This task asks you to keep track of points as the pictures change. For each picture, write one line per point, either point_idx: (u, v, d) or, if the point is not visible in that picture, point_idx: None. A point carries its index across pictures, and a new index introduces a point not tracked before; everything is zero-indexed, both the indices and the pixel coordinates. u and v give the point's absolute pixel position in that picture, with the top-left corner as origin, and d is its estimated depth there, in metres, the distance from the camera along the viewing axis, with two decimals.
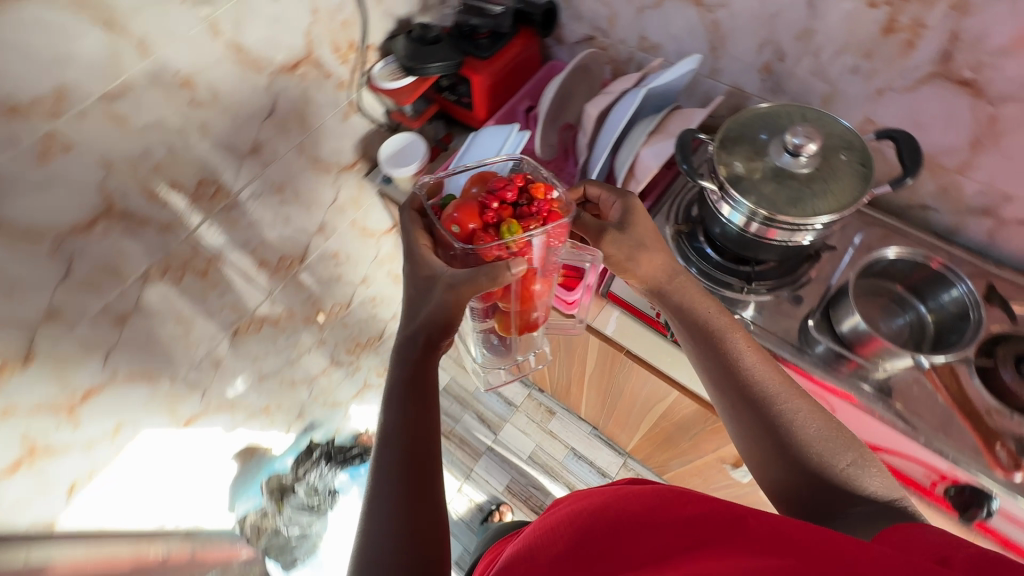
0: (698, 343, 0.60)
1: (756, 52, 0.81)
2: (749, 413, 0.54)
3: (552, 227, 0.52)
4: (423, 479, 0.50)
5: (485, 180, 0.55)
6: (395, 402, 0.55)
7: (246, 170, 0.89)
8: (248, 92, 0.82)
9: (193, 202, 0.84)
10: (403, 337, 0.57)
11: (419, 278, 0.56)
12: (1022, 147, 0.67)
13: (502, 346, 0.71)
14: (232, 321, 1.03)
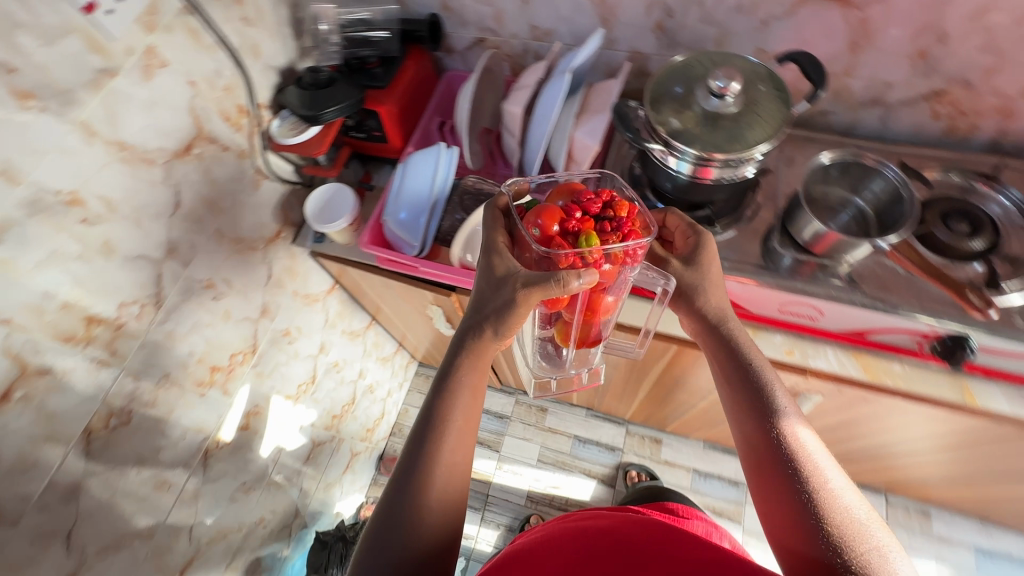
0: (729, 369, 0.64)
1: (646, 15, 0.85)
2: (768, 450, 0.57)
3: (628, 243, 0.56)
4: (453, 459, 0.59)
5: (573, 193, 0.60)
6: (446, 389, 0.63)
7: (168, 275, 0.79)
8: (146, 191, 0.72)
9: (118, 329, 0.73)
10: (466, 327, 0.65)
11: (493, 274, 0.63)
12: (890, 39, 0.77)
13: (553, 349, 0.78)
14: (198, 443, 0.91)
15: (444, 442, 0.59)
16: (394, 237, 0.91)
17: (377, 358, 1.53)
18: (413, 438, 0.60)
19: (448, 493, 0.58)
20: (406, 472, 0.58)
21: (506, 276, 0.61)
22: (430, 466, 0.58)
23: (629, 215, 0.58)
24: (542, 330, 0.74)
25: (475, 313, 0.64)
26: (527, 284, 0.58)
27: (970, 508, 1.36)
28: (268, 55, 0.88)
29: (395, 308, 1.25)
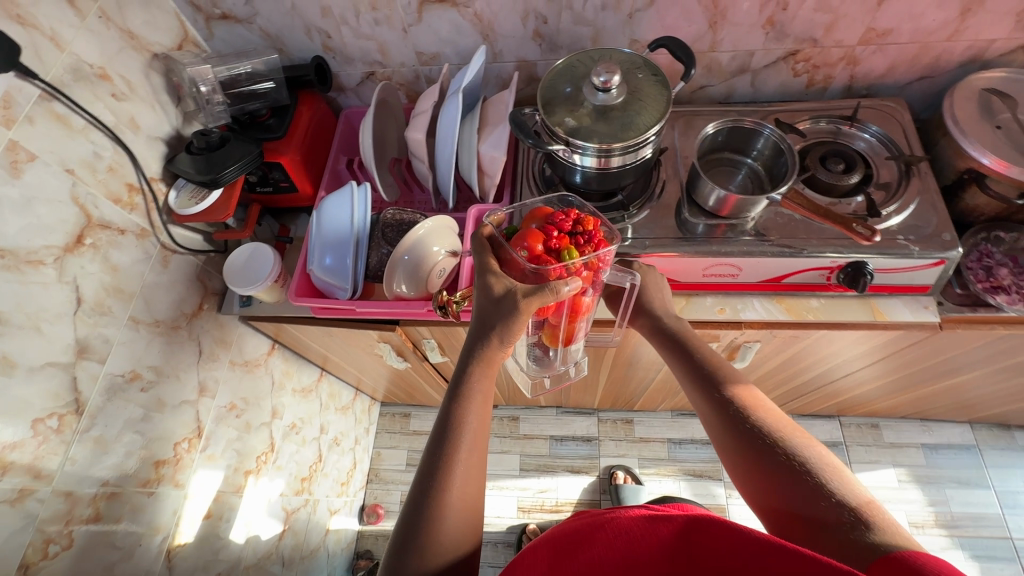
0: (685, 362, 0.69)
1: (523, 25, 0.88)
2: (719, 415, 0.61)
3: (601, 251, 0.62)
4: (472, 476, 0.59)
5: (545, 216, 0.65)
6: (456, 404, 0.61)
7: (85, 377, 0.73)
8: (39, 294, 0.67)
9: (38, 447, 0.67)
10: (472, 337, 0.64)
11: (490, 291, 0.63)
12: (741, 12, 0.84)
13: (542, 352, 0.79)
14: (158, 545, 0.84)
15: (460, 455, 0.58)
16: (330, 287, 0.89)
17: (336, 409, 1.48)
18: (428, 452, 0.59)
19: (467, 507, 0.57)
20: (421, 485, 0.57)
21: (501, 295, 0.62)
22: (448, 479, 0.57)
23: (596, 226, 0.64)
24: (529, 337, 0.76)
25: (480, 325, 0.63)
26: (525, 295, 0.59)
27: (909, 412, 1.50)
28: (149, 127, 0.84)
29: (343, 355, 1.21)
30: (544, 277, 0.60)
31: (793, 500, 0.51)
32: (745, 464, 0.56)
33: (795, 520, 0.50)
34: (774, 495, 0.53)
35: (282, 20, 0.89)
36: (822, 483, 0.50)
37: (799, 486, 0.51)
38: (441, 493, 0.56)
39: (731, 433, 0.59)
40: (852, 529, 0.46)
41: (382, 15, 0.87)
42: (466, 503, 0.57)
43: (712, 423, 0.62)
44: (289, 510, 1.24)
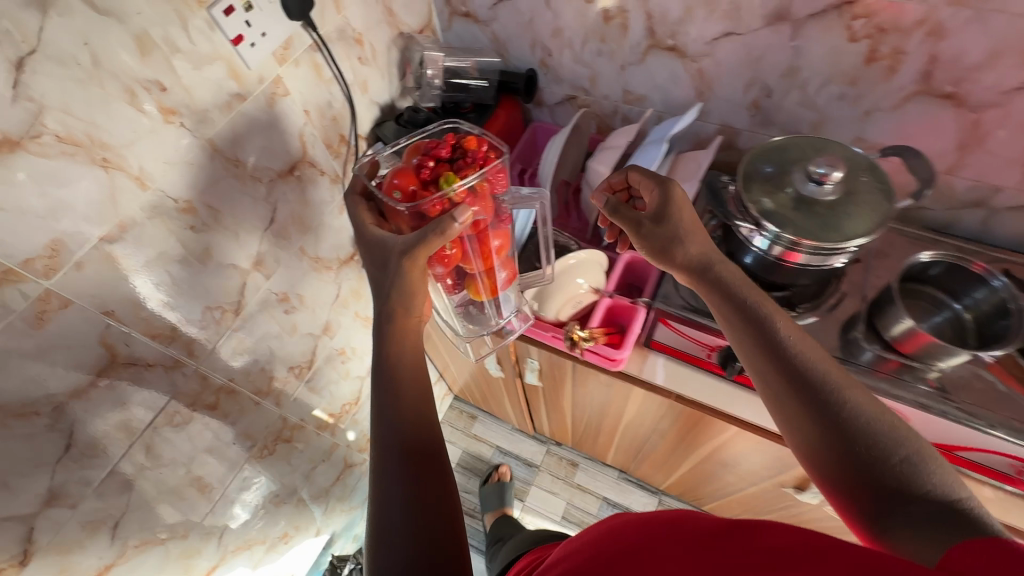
0: (739, 320, 0.61)
1: (744, 92, 0.85)
2: (785, 383, 0.55)
3: (486, 175, 0.69)
4: (424, 420, 0.62)
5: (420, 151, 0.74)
6: (384, 376, 0.66)
7: (251, 286, 0.82)
8: (248, 207, 0.76)
9: (200, 331, 0.76)
10: (380, 314, 0.70)
11: (378, 251, 0.72)
12: (1006, 143, 0.73)
13: (475, 311, 0.84)
14: (246, 449, 0.92)
15: (404, 403, 0.62)
16: None
17: None
18: (376, 406, 0.63)
19: (424, 444, 0.60)
20: (385, 438, 0.61)
21: (387, 248, 0.70)
22: (399, 423, 0.61)
23: (473, 150, 0.72)
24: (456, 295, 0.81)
25: (378, 298, 0.71)
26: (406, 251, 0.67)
27: None
28: (375, 93, 0.93)
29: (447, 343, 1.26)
30: (423, 210, 0.68)
31: (880, 483, 0.46)
32: (811, 436, 0.52)
33: (877, 521, 0.45)
34: (853, 500, 0.48)
35: (515, 30, 0.95)
36: (916, 477, 0.45)
37: (882, 484, 0.46)
38: (389, 453, 0.59)
39: (796, 399, 0.54)
40: (942, 520, 0.41)
41: (607, 47, 0.90)
42: (418, 450, 0.60)
43: (781, 398, 0.55)
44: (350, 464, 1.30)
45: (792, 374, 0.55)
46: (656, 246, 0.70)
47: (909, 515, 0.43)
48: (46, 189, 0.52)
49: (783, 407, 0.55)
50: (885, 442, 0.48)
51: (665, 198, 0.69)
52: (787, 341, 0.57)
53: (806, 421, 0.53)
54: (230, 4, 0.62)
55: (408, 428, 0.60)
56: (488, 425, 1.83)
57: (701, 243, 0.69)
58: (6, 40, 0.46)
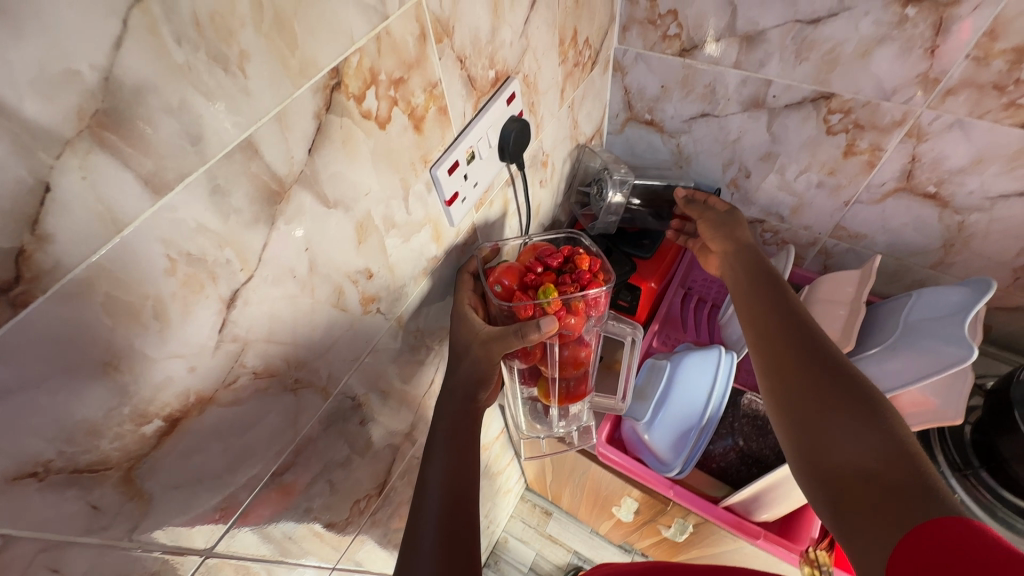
0: (750, 282, 0.63)
1: (1016, 254, 0.68)
2: (779, 332, 0.55)
3: (588, 292, 0.57)
4: (463, 471, 0.53)
5: (537, 251, 0.63)
6: (439, 452, 0.54)
7: (399, 458, 0.67)
8: (414, 374, 0.61)
9: (345, 527, 0.60)
10: (443, 390, 0.59)
11: (460, 338, 0.59)
12: None
13: (543, 409, 0.71)
14: None
15: (448, 473, 0.52)
16: (640, 443, 0.76)
17: (500, 493, 1.36)
18: (426, 471, 0.53)
19: (460, 522, 0.49)
20: (423, 522, 0.49)
21: (468, 336, 0.58)
22: (439, 497, 0.50)
23: (586, 264, 0.60)
24: (525, 391, 0.70)
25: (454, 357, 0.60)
26: (488, 337, 0.56)
27: None
28: (544, 214, 0.78)
29: (561, 470, 1.09)
30: (515, 313, 0.56)
31: (837, 425, 0.45)
32: (782, 376, 0.52)
33: (821, 465, 0.44)
34: (804, 452, 0.46)
35: (710, 147, 0.80)
36: (882, 424, 0.43)
37: (833, 428, 0.45)
38: (418, 527, 0.48)
39: (781, 349, 0.54)
40: (895, 485, 0.38)
41: (833, 180, 0.74)
42: (456, 525, 0.48)
43: (766, 349, 0.55)
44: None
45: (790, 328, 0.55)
46: (719, 223, 0.73)
47: (859, 467, 0.41)
48: (229, 440, 0.37)
49: (766, 356, 0.55)
50: (856, 393, 0.46)
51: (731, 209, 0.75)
52: (787, 303, 0.58)
53: (783, 367, 0.52)
54: (455, 159, 0.48)
55: (444, 496, 0.50)
56: (563, 524, 1.64)
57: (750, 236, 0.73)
58: (223, 273, 0.31)
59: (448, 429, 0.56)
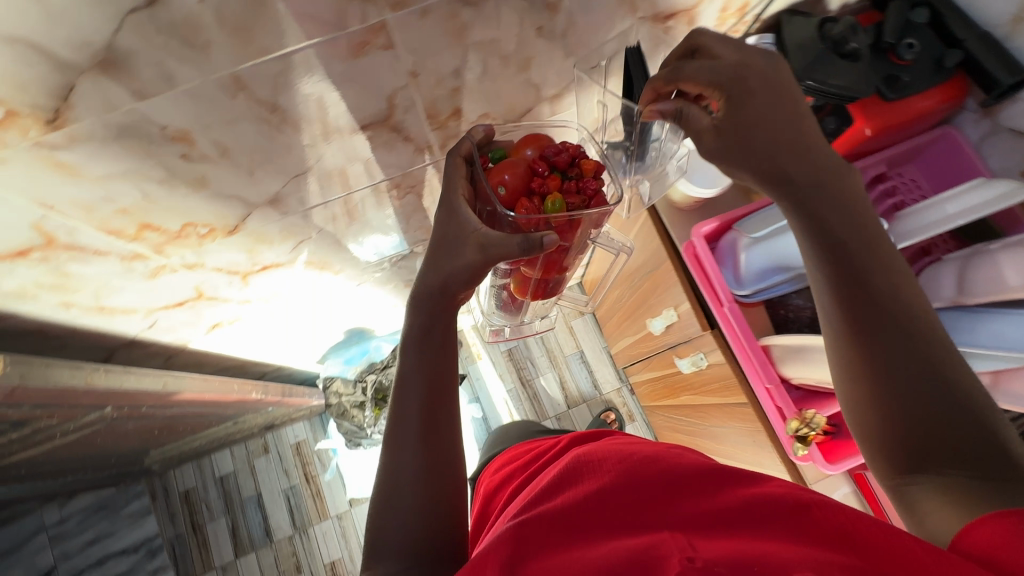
0: (818, 255, 0.56)
1: None
2: (860, 334, 0.53)
3: (593, 208, 0.57)
4: (438, 378, 0.62)
5: (541, 148, 0.59)
6: (412, 348, 0.62)
7: (532, 115, 0.70)
8: (598, 36, 0.60)
9: (465, 131, 0.68)
10: (424, 287, 0.61)
11: (452, 230, 0.59)
12: None
13: (509, 299, 0.81)
14: None
15: (423, 378, 0.61)
16: (730, 256, 0.75)
17: None
18: (404, 365, 0.63)
19: (433, 418, 0.61)
20: (405, 407, 0.61)
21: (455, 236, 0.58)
22: (417, 391, 0.61)
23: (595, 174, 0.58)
24: (501, 281, 0.76)
25: (429, 265, 0.61)
26: (483, 244, 0.56)
27: None
28: None
29: (630, 259, 1.11)
30: (518, 224, 0.56)
31: (930, 433, 0.48)
32: (865, 386, 0.53)
33: (906, 466, 0.49)
34: (884, 450, 0.52)
35: None
36: (974, 428, 0.47)
37: (924, 436, 0.49)
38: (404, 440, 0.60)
39: (863, 358, 0.53)
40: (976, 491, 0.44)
41: None
42: (432, 415, 0.61)
43: (845, 351, 0.54)
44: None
45: (866, 335, 0.52)
46: (725, 155, 0.57)
47: (940, 469, 0.47)
48: None
49: (845, 360, 0.54)
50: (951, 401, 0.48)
51: (743, 121, 0.55)
52: (864, 288, 0.53)
53: (863, 375, 0.53)
54: None
55: (422, 389, 0.61)
56: (587, 327, 1.79)
57: (793, 142, 0.56)
58: None
59: (422, 325, 0.63)
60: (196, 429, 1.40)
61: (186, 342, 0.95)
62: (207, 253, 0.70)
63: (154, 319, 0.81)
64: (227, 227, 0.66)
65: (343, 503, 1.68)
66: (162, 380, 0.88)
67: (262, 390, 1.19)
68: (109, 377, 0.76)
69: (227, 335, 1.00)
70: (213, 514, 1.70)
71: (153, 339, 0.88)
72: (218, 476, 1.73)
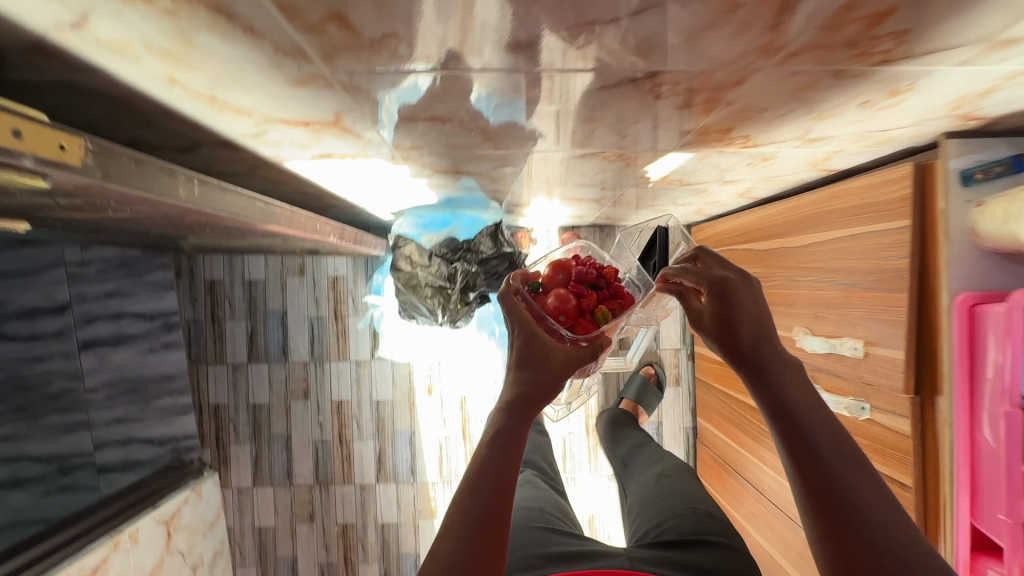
0: (780, 424, 0.59)
1: None
2: (823, 503, 0.54)
3: (622, 306, 0.84)
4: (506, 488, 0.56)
5: (568, 271, 0.84)
6: (495, 446, 0.59)
7: (936, 58, 0.44)
8: None
9: (836, 50, 0.42)
10: (510, 398, 0.64)
11: (530, 357, 0.67)
12: None
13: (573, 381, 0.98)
14: (608, 146, 0.70)
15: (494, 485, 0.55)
16: None
17: (700, 207, 1.23)
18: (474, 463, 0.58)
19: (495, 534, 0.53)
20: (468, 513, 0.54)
21: (532, 359, 0.66)
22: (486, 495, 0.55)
23: (611, 280, 0.86)
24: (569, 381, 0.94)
25: (518, 366, 0.66)
26: (558, 357, 0.67)
27: None
28: None
29: (822, 256, 0.89)
30: (580, 337, 0.78)
31: None
32: (834, 558, 0.52)
33: None
34: None
35: None
36: None
37: None
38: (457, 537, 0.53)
39: (827, 526, 0.53)
40: None
41: None
42: (496, 529, 0.53)
43: (809, 520, 0.55)
44: (581, 195, 1.08)
45: (839, 518, 0.53)
46: (716, 330, 0.67)
47: None
48: None
49: (813, 527, 0.55)
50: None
51: (723, 294, 0.66)
52: (824, 456, 0.55)
53: (830, 544, 0.53)
54: None
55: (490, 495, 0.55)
56: None
57: (763, 326, 0.64)
58: None
59: (504, 428, 0.61)
60: (244, 235, 1.24)
61: (283, 160, 0.74)
62: (378, 82, 0.47)
63: (265, 130, 0.60)
64: (432, 61, 0.42)
65: (366, 352, 1.62)
66: (258, 204, 0.69)
67: (339, 232, 1.02)
68: (203, 194, 0.57)
69: (327, 166, 0.79)
70: (234, 314, 1.63)
71: (251, 149, 0.68)
72: (247, 279, 1.63)
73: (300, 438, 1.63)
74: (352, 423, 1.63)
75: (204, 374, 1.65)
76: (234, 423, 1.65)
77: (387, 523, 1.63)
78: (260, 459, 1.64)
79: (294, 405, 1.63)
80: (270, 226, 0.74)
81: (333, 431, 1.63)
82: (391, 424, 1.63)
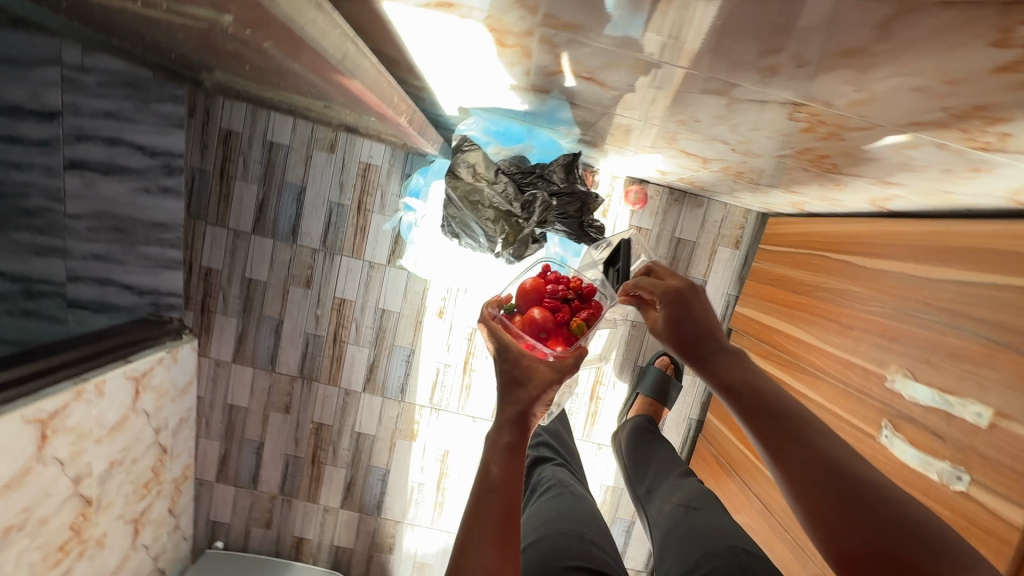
0: (729, 392, 0.75)
1: None
2: (773, 430, 0.69)
3: (590, 313, 0.99)
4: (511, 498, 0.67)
5: (539, 292, 0.98)
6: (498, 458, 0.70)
7: None
8: None
9: None
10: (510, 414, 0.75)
11: (521, 373, 0.79)
12: None
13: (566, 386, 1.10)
14: (811, 98, 0.53)
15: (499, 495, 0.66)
16: None
17: (806, 199, 1.07)
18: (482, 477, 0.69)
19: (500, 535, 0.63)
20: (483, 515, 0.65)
21: (519, 377, 0.78)
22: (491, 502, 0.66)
23: (576, 289, 1.01)
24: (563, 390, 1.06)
25: (516, 382, 0.78)
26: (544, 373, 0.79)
27: None
28: None
29: (961, 298, 0.76)
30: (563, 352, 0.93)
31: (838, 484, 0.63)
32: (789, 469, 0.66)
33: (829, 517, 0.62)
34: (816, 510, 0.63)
35: None
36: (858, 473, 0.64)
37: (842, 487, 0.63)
38: (479, 547, 0.62)
39: (782, 447, 0.68)
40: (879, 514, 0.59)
41: None
42: (505, 533, 0.64)
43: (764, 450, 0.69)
44: (695, 150, 0.90)
45: (790, 443, 0.67)
46: (675, 327, 0.85)
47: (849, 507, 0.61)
48: None
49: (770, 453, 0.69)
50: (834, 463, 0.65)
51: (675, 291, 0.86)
52: (766, 400, 0.72)
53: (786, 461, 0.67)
54: None
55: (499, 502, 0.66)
56: (729, 264, 1.47)
57: (706, 322, 0.84)
58: None
59: (507, 443, 0.72)
60: (283, 88, 1.04)
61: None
62: None
63: None
64: None
65: (382, 256, 1.47)
66: (345, 47, 0.51)
67: (408, 115, 0.83)
68: (292, 9, 0.39)
69: (433, 24, 0.60)
70: (247, 175, 1.44)
71: None
72: (268, 140, 1.43)
73: (292, 326, 1.51)
74: (351, 325, 1.51)
75: (200, 231, 1.47)
76: (223, 292, 1.50)
77: (364, 433, 1.56)
78: (244, 336, 1.52)
79: (292, 291, 1.50)
80: (349, 84, 0.56)
81: (329, 328, 1.51)
82: (392, 337, 1.52)
